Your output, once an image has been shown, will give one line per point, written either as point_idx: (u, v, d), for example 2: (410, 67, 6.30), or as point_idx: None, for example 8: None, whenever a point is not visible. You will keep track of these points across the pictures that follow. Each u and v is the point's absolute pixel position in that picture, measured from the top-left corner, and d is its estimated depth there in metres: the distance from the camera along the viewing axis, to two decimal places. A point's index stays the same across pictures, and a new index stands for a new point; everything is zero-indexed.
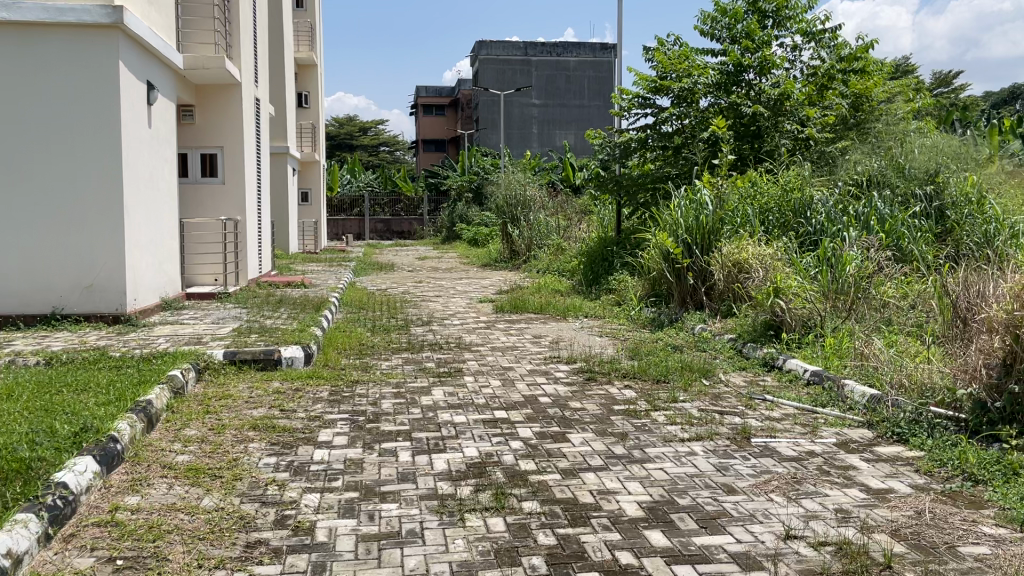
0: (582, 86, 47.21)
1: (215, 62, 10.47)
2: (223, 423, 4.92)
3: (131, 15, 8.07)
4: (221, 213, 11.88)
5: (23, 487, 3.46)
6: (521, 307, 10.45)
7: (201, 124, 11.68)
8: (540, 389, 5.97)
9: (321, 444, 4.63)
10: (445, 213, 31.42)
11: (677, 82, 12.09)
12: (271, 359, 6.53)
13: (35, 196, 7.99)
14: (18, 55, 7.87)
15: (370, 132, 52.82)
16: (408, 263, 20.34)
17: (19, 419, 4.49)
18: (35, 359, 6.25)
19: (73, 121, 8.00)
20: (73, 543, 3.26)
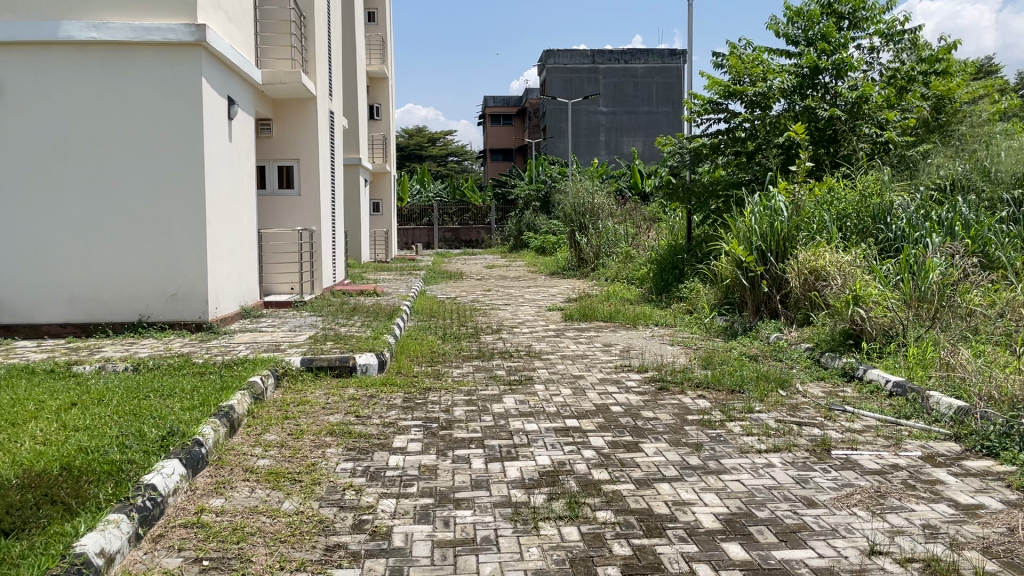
0: (650, 93, 46.97)
1: (291, 77, 10.79)
2: (302, 429, 5.04)
3: (212, 33, 8.38)
4: (298, 223, 12.23)
5: (114, 488, 3.61)
6: (591, 315, 10.41)
7: (278, 138, 12.01)
8: (612, 398, 5.94)
9: (395, 450, 4.69)
10: (513, 222, 31.61)
11: (752, 87, 11.90)
12: (346, 366, 6.64)
13: (122, 209, 8.32)
14: (107, 73, 8.21)
15: (439, 142, 53.53)
16: (476, 271, 20.51)
17: (110, 423, 4.67)
18: (123, 365, 6.51)
19: (158, 136, 8.32)
20: (161, 543, 3.38)
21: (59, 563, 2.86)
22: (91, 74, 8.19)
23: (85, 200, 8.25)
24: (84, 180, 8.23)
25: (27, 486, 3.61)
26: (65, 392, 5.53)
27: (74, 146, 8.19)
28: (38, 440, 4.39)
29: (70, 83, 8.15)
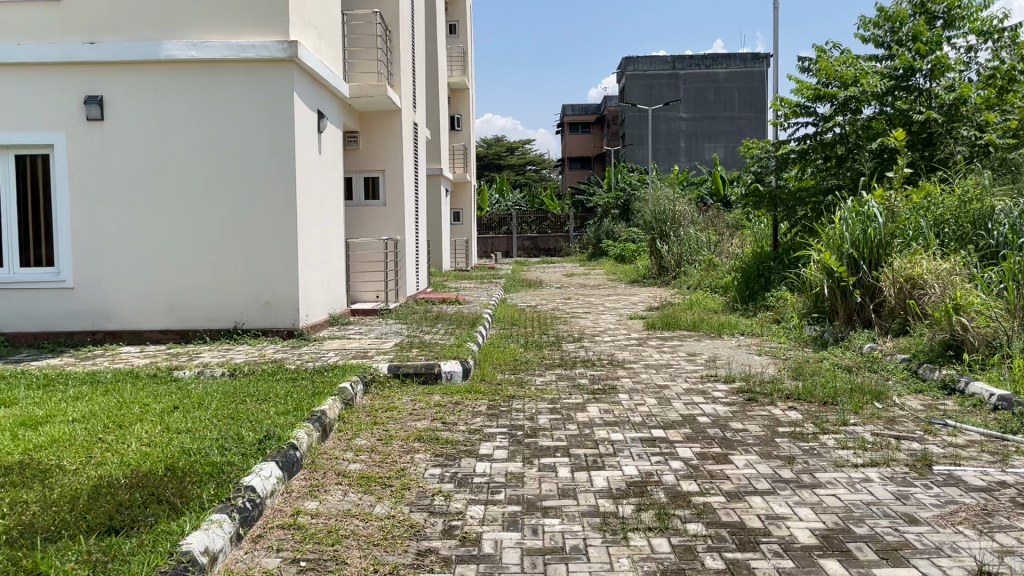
0: (732, 98, 46.22)
1: (377, 90, 11.02)
2: (390, 434, 5.13)
3: (303, 48, 8.64)
4: (383, 233, 12.49)
5: (216, 489, 3.76)
6: (674, 324, 10.29)
7: (365, 149, 12.28)
8: (699, 408, 5.85)
9: (482, 457, 4.74)
10: (591, 230, 31.50)
11: (842, 90, 11.55)
12: (431, 373, 6.75)
13: (219, 219, 8.66)
14: (205, 89, 8.57)
15: (517, 152, 53.92)
16: (555, 279, 20.52)
17: (209, 426, 4.87)
18: (220, 370, 6.76)
19: (253, 149, 8.63)
20: (261, 543, 3.50)
21: (167, 560, 2.99)
22: (191, 90, 8.56)
23: (185, 211, 8.62)
24: (184, 191, 8.61)
25: (136, 485, 3.79)
26: (167, 396, 5.78)
27: (175, 158, 8.57)
28: (143, 441, 4.61)
29: (171, 99, 8.54)
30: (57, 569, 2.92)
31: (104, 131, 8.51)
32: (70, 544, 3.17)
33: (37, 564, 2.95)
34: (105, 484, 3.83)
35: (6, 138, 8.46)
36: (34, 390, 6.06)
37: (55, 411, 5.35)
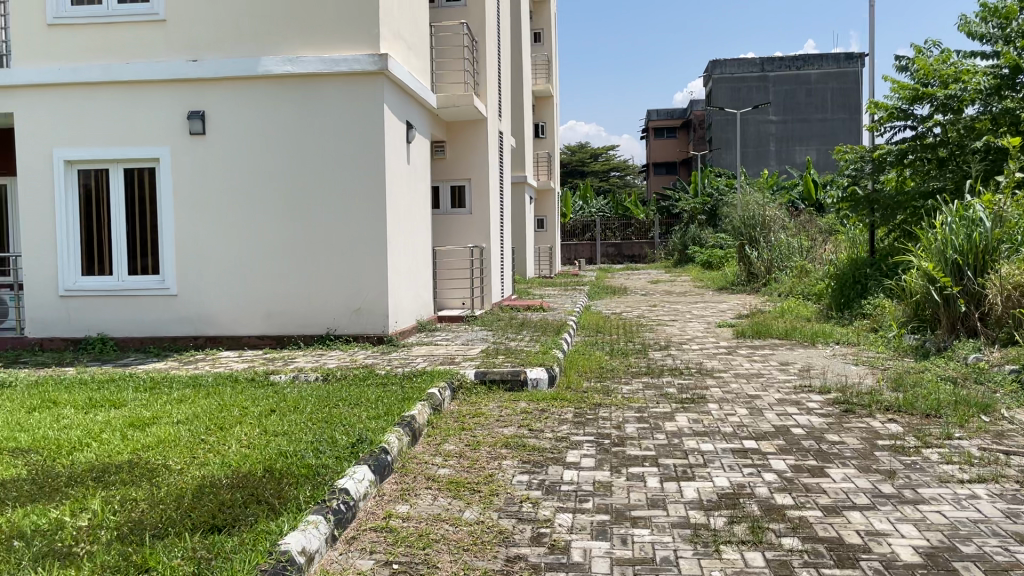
0: (824, 100, 44.96)
1: (464, 99, 11.18)
2: (478, 440, 5.18)
3: (393, 61, 8.85)
4: (469, 241, 12.68)
5: (312, 490, 3.88)
6: (764, 333, 10.05)
7: (451, 158, 12.46)
8: (792, 419, 5.69)
9: (569, 465, 4.73)
10: (677, 236, 31.08)
11: (942, 89, 11.08)
12: (517, 379, 6.77)
13: (312, 228, 8.93)
14: (301, 103, 8.86)
15: (601, 159, 53.80)
16: (640, 286, 20.28)
17: (304, 429, 5.03)
18: (313, 375, 6.97)
19: (346, 160, 8.86)
20: (355, 545, 3.58)
21: (267, 559, 3.10)
22: (286, 104, 8.86)
23: (281, 220, 8.93)
24: (280, 201, 8.91)
25: (236, 486, 3.94)
26: (264, 399, 6.00)
27: (272, 171, 8.89)
28: (243, 443, 4.78)
29: (268, 113, 8.87)
30: (164, 565, 3.06)
31: (206, 144, 8.89)
32: (176, 540, 3.32)
33: (146, 559, 3.11)
34: (208, 484, 3.99)
35: (117, 153, 8.94)
36: (143, 392, 6.39)
37: (162, 413, 5.62)
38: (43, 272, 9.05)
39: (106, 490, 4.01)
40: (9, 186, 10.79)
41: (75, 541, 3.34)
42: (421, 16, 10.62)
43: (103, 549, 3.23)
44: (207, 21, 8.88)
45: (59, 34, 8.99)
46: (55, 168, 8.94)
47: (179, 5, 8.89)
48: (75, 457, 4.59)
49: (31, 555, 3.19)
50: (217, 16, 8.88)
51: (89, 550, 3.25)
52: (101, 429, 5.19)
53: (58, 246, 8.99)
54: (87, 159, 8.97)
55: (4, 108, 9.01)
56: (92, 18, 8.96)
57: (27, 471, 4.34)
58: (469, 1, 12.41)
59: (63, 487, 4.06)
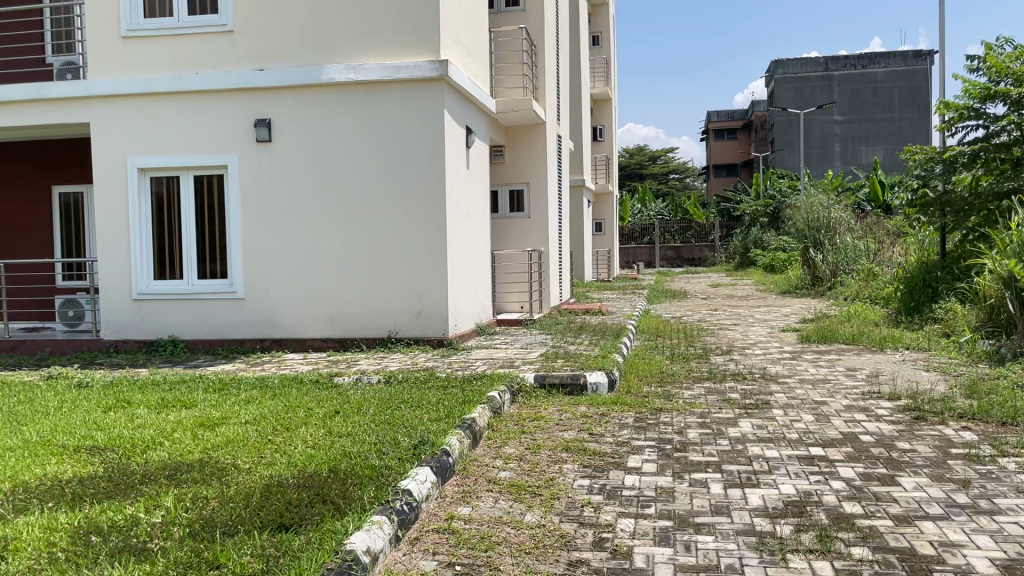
0: (892, 99, 43.80)
1: (523, 104, 11.22)
2: (538, 444, 5.19)
3: (454, 66, 8.94)
4: (528, 244, 12.71)
5: (376, 491, 3.93)
6: (830, 337, 9.82)
7: (510, 163, 12.51)
8: (860, 426, 5.55)
9: (631, 469, 4.70)
10: (738, 239, 30.61)
11: (1016, 87, 10.70)
12: (577, 384, 6.75)
13: (374, 233, 9.06)
14: (363, 110, 9.00)
15: (659, 161, 53.36)
16: (701, 290, 20.02)
17: (368, 430, 5.12)
18: (376, 378, 7.06)
19: (406, 166, 8.97)
20: (418, 546, 3.62)
21: (334, 558, 3.15)
22: (350, 111, 9.02)
23: (343, 225, 9.09)
24: (343, 207, 9.08)
25: (303, 485, 4.02)
26: (328, 400, 6.12)
27: (335, 176, 9.06)
28: (308, 444, 4.88)
29: (332, 120, 9.04)
30: (234, 562, 3.14)
31: (272, 152, 9.12)
32: (245, 538, 3.40)
33: (216, 556, 3.20)
34: (275, 483, 4.08)
35: (187, 161, 9.22)
36: (212, 393, 6.57)
37: (230, 414, 5.76)
38: (118, 277, 9.38)
39: (178, 487, 4.14)
40: (86, 194, 11.23)
41: (150, 536, 3.45)
42: (480, 22, 10.71)
43: (175, 545, 3.33)
44: (273, 31, 9.09)
45: (133, 46, 9.30)
46: (129, 176, 9.26)
47: (246, 16, 9.12)
48: (148, 456, 4.75)
49: (109, 550, 3.31)
50: (283, 26, 9.08)
51: (163, 546, 3.35)
52: (173, 429, 5.35)
53: (131, 251, 9.31)
54: (159, 167, 9.27)
55: (82, 119, 9.38)
56: (163, 30, 9.25)
57: (104, 468, 4.49)
58: (528, 5, 12.46)
59: (137, 484, 4.21)
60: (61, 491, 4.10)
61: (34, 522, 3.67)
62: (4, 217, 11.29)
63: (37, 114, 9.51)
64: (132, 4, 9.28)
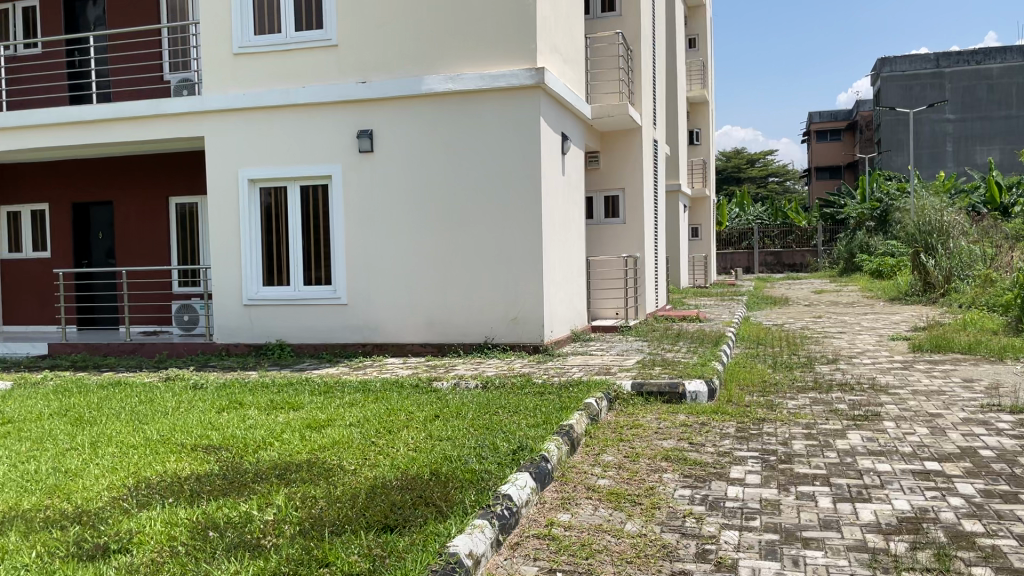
0: (1009, 95, 41.23)
1: (619, 109, 11.16)
2: (637, 452, 5.14)
3: (550, 74, 8.98)
4: (624, 250, 12.62)
5: (477, 495, 3.99)
6: (945, 346, 9.37)
7: (605, 169, 12.46)
8: (980, 440, 5.27)
9: (734, 480, 4.60)
10: (842, 244, 29.52)
11: None
12: (675, 392, 6.65)
13: (471, 240, 9.19)
14: (461, 119, 9.14)
15: (758, 164, 52.12)
16: (803, 296, 19.39)
17: (467, 434, 5.21)
18: (473, 383, 7.14)
19: (504, 173, 9.06)
20: (519, 551, 3.64)
21: (438, 560, 3.21)
22: (448, 120, 9.18)
23: (441, 231, 9.25)
24: (441, 214, 9.24)
25: (406, 487, 4.11)
26: (429, 404, 6.23)
27: (434, 184, 9.23)
28: (410, 447, 4.99)
29: (431, 129, 9.22)
30: (342, 561, 3.23)
31: (374, 162, 9.36)
32: (352, 537, 3.51)
33: (326, 554, 3.30)
34: (380, 485, 4.19)
35: (294, 171, 9.56)
36: (318, 395, 6.79)
37: (335, 416, 5.96)
38: (230, 283, 9.83)
39: (288, 487, 4.29)
40: (201, 205, 11.81)
41: (263, 533, 3.59)
42: (577, 29, 10.73)
43: (287, 543, 3.45)
44: (375, 44, 9.34)
45: (244, 62, 9.72)
46: (240, 188, 9.69)
47: (349, 30, 9.41)
48: (260, 455, 4.95)
49: (225, 546, 3.46)
50: (384, 38, 9.32)
51: (275, 543, 3.48)
52: (283, 429, 5.58)
53: (242, 259, 9.73)
54: (268, 178, 9.66)
55: (198, 133, 9.87)
56: (272, 46, 9.63)
57: (219, 467, 4.71)
58: (624, 11, 12.40)
59: (250, 482, 4.39)
60: (180, 487, 4.32)
61: (156, 517, 3.87)
62: (126, 226, 11.99)
63: (156, 129, 10.07)
64: (243, 22, 9.70)
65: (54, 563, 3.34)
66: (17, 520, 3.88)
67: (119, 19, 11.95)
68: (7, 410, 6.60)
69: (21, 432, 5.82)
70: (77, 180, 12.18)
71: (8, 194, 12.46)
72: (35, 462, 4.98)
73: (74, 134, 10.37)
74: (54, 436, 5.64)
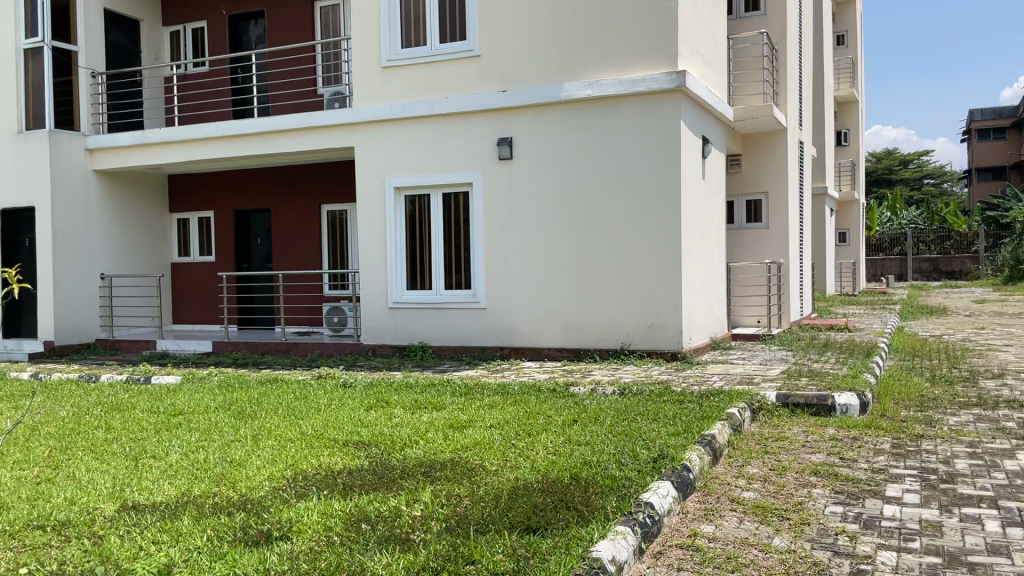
0: None
1: (763, 111, 10.82)
2: (784, 465, 4.96)
3: (691, 77, 8.85)
4: (767, 255, 12.21)
5: (619, 501, 3.98)
6: None
7: (748, 172, 12.13)
8: None
9: (890, 499, 4.36)
10: (1008, 250, 27.37)
11: None
12: (824, 405, 6.37)
13: (608, 244, 9.16)
14: (601, 125, 9.13)
15: (911, 166, 49.27)
16: (964, 306, 18.10)
17: (605, 440, 5.20)
18: (611, 389, 7.09)
19: (643, 178, 8.99)
20: (661, 560, 3.60)
21: (581, 564, 3.22)
22: (587, 127, 9.19)
23: (577, 237, 9.28)
24: (577, 220, 9.27)
25: (547, 490, 4.16)
26: (567, 409, 6.26)
27: (571, 190, 9.28)
28: (550, 450, 5.04)
29: (570, 136, 9.27)
30: (488, 559, 3.31)
31: (513, 170, 9.52)
32: (496, 536, 3.58)
33: (472, 552, 3.39)
34: (522, 487, 4.25)
35: (438, 179, 9.86)
36: (459, 396, 6.98)
37: (476, 416, 6.09)
38: (376, 288, 10.24)
39: (434, 484, 4.43)
40: (350, 212, 12.38)
41: (411, 528, 3.72)
42: (719, 30, 10.50)
43: (436, 539, 3.57)
44: (516, 53, 9.50)
45: (392, 75, 10.11)
46: (387, 195, 10.08)
47: (492, 40, 9.61)
48: (407, 452, 5.15)
49: (377, 538, 3.62)
50: (526, 47, 9.46)
51: (423, 538, 3.61)
52: (427, 428, 5.76)
53: (388, 263, 10.12)
54: (412, 186, 10.00)
55: (348, 143, 10.35)
56: (418, 58, 9.96)
57: (370, 462, 4.93)
58: (770, 10, 12.00)
59: (399, 478, 4.56)
60: (334, 481, 4.54)
61: (313, 508, 4.09)
62: (283, 233, 12.73)
63: (310, 140, 10.64)
64: (392, 37, 10.09)
65: (223, 547, 3.59)
66: (190, 504, 4.21)
67: (278, 38, 12.71)
68: (178, 402, 7.15)
69: (190, 423, 6.28)
70: (239, 189, 13.04)
71: (178, 202, 13.48)
72: (203, 451, 5.37)
73: (237, 146, 11.10)
74: (220, 428, 6.05)
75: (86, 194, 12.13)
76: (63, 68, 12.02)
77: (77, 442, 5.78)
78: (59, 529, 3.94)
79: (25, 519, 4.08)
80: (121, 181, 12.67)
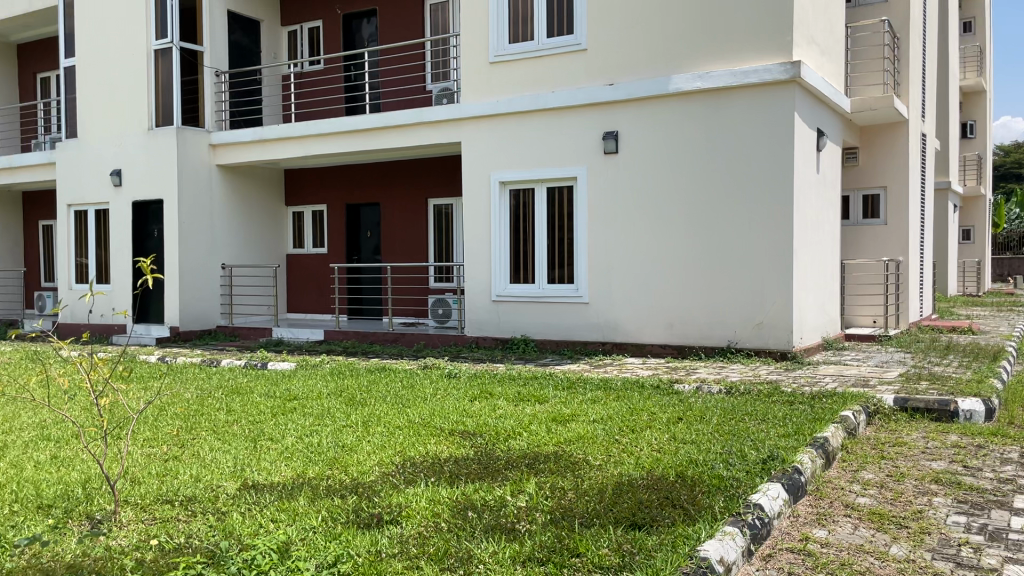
0: None
1: (883, 102, 10.37)
2: (902, 471, 4.75)
3: (806, 67, 8.58)
4: (884, 253, 11.70)
5: (727, 502, 3.90)
6: None
7: (866, 165, 11.64)
8: None
9: (1018, 511, 4.12)
10: None
11: None
12: (946, 410, 6.08)
13: (714, 241, 8.99)
14: (710, 118, 8.95)
15: None
16: None
17: (711, 439, 5.11)
18: (717, 387, 6.96)
19: (753, 173, 8.77)
20: (771, 563, 3.51)
21: (688, 562, 3.17)
22: (695, 120, 9.03)
23: (683, 233, 9.14)
24: (683, 215, 9.13)
25: (652, 487, 4.12)
26: (671, 406, 6.18)
27: (676, 185, 9.15)
28: (654, 447, 4.99)
29: (678, 129, 9.13)
30: (593, 552, 3.33)
31: (618, 163, 9.46)
32: (601, 531, 3.58)
33: (577, 545, 3.40)
34: (626, 482, 4.23)
35: (543, 173, 9.88)
36: (562, 390, 7.00)
37: (579, 411, 6.09)
38: (481, 280, 10.37)
39: (538, 476, 4.46)
40: (456, 206, 12.58)
41: (516, 518, 3.77)
42: (836, 18, 10.11)
43: (540, 530, 3.60)
44: (625, 47, 9.42)
45: (500, 70, 10.19)
46: (492, 189, 10.18)
47: (600, 34, 9.56)
48: (511, 443, 5.21)
49: (483, 526, 3.68)
50: (634, 39, 9.36)
51: (529, 529, 3.64)
52: (530, 420, 5.80)
53: (493, 256, 10.22)
54: (517, 180, 10.06)
55: (455, 138, 10.52)
56: (526, 53, 10.01)
57: (475, 451, 5.01)
58: None
59: (503, 468, 4.62)
60: (441, 468, 4.64)
61: (422, 494, 4.19)
62: (391, 226, 13.06)
63: (419, 136, 10.87)
64: (499, 32, 10.17)
65: (338, 528, 3.73)
66: (305, 486, 4.38)
67: (389, 36, 13.03)
68: (293, 387, 7.46)
69: (304, 408, 6.55)
70: (350, 184, 13.45)
71: (294, 195, 14.01)
72: (317, 435, 5.58)
73: (348, 142, 11.45)
74: (331, 414, 6.28)
75: (209, 187, 12.79)
76: (189, 68, 12.69)
77: (201, 423, 6.10)
78: (186, 504, 4.18)
79: (156, 494, 4.35)
80: (241, 176, 13.27)
